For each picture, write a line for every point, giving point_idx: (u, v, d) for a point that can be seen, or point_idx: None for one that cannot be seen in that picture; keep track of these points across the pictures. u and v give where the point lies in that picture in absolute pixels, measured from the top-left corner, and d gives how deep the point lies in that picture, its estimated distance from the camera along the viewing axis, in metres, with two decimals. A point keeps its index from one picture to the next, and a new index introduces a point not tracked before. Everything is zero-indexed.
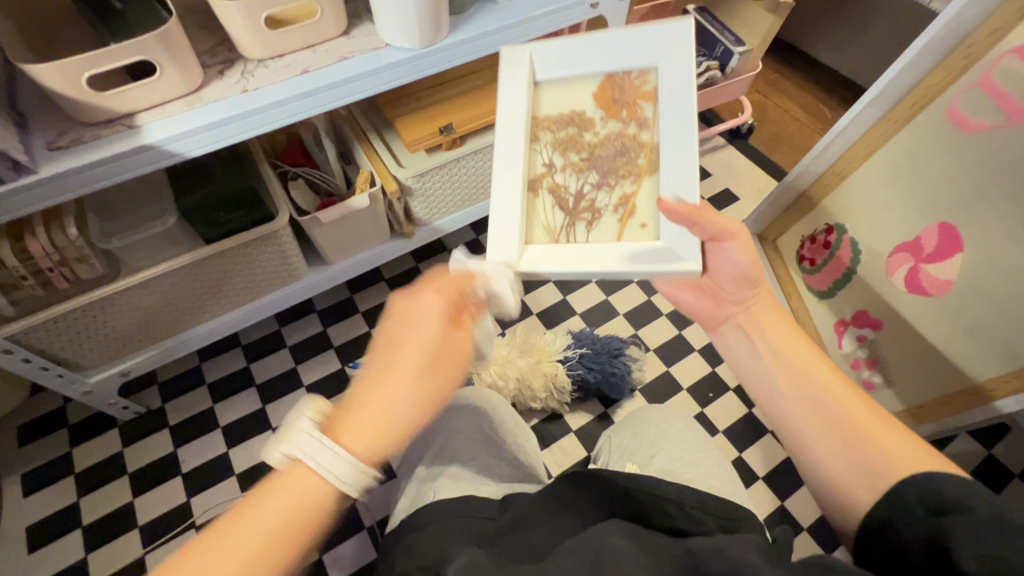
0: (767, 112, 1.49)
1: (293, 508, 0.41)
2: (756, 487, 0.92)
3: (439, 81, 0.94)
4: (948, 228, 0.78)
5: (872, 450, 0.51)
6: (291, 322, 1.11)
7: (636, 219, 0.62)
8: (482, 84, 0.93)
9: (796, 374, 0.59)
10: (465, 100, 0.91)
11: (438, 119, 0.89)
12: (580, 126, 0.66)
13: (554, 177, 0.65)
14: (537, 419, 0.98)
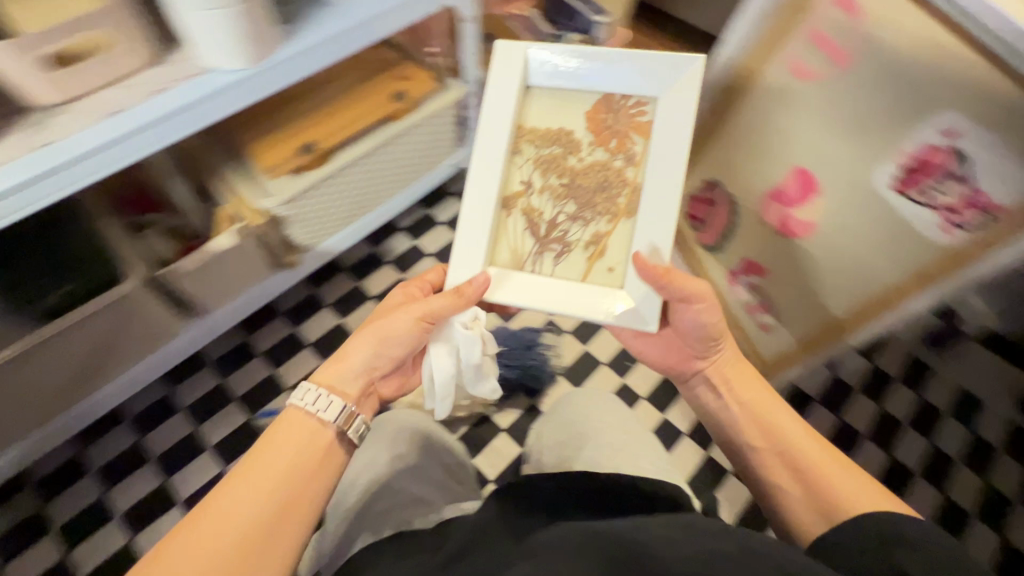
0: None
1: (290, 449, 0.55)
2: (682, 443, 0.96)
3: (289, 96, 0.87)
4: (804, 172, 0.82)
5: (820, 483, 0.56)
6: (181, 381, 0.99)
7: (603, 261, 0.62)
8: (337, 95, 0.88)
9: (764, 427, 0.62)
10: (322, 114, 0.85)
11: (296, 138, 0.83)
12: (564, 146, 0.65)
13: (531, 198, 0.65)
14: (466, 427, 0.96)
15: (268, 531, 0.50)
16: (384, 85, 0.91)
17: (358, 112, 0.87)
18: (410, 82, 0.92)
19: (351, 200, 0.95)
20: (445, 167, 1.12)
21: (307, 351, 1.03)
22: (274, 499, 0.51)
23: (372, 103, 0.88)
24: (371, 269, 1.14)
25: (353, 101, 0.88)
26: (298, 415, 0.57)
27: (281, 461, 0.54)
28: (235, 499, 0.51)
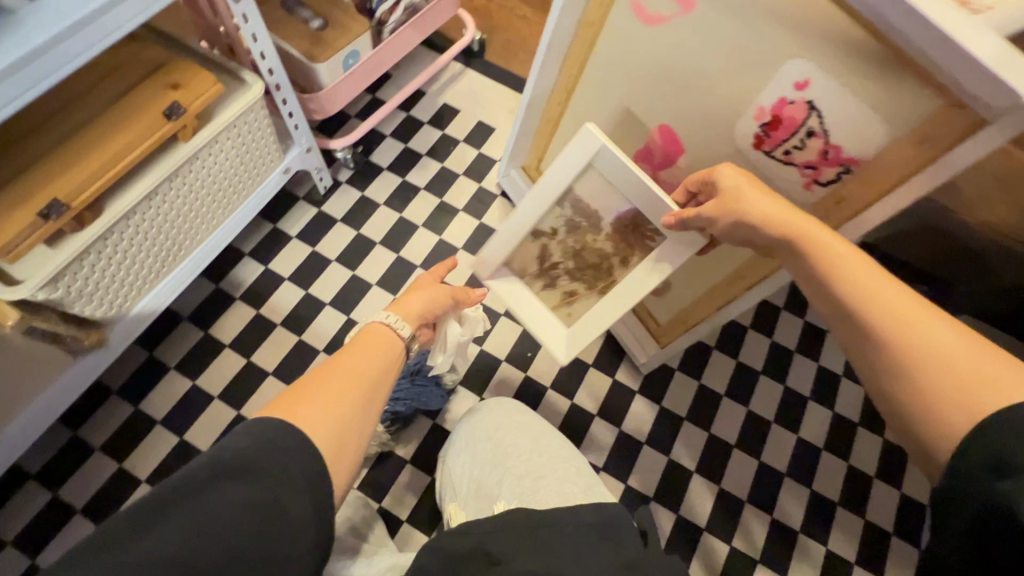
0: (493, 17, 1.35)
1: (370, 350, 0.54)
2: (595, 425, 0.94)
3: (13, 140, 0.64)
4: (667, 130, 0.75)
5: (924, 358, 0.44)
6: (1, 508, 0.80)
7: (567, 307, 0.79)
8: (84, 126, 0.66)
9: (884, 309, 0.46)
10: (64, 158, 0.63)
11: (34, 200, 0.60)
12: (593, 224, 0.74)
13: (551, 239, 0.77)
14: (366, 470, 0.87)
15: (361, 415, 0.49)
16: (146, 101, 0.68)
17: (117, 144, 0.65)
18: (184, 89, 0.70)
19: (153, 248, 0.76)
20: (275, 175, 0.92)
21: (158, 429, 0.87)
22: (366, 387, 0.51)
23: (135, 128, 0.66)
24: (217, 311, 0.96)
25: (108, 130, 0.66)
26: (377, 327, 0.57)
27: (367, 360, 0.53)
28: (336, 382, 0.49)
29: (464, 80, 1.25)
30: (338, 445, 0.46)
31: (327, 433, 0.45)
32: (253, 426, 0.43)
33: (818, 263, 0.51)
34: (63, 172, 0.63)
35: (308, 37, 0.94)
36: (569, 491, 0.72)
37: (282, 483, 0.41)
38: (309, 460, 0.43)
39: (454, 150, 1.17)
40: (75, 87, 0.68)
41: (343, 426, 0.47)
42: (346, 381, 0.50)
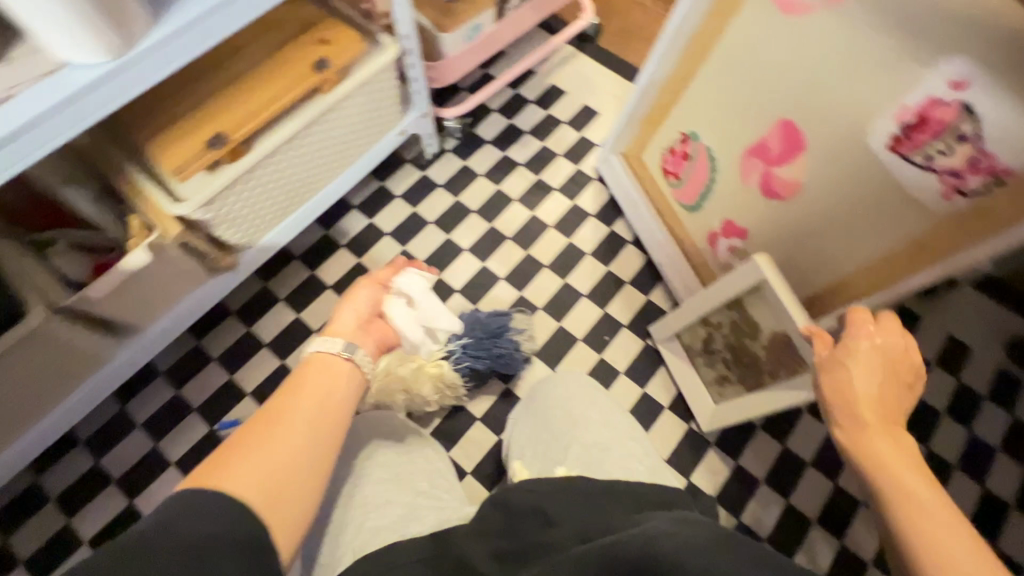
0: (610, 2, 1.35)
1: (327, 379, 0.59)
2: (663, 418, 0.93)
3: (192, 74, 0.74)
4: (789, 125, 0.74)
5: (953, 564, 0.43)
6: (134, 396, 0.93)
7: (719, 387, 0.89)
8: (250, 70, 0.74)
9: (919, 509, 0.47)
10: (230, 94, 0.72)
11: (205, 129, 0.70)
12: (752, 331, 0.81)
13: (716, 329, 0.87)
14: (438, 419, 0.92)
15: (304, 452, 0.53)
16: (301, 53, 0.76)
17: (274, 87, 0.73)
18: (333, 45, 0.77)
19: (283, 190, 0.84)
20: (393, 136, 0.98)
21: (264, 352, 0.96)
22: (306, 420, 0.55)
23: (290, 76, 0.74)
24: (325, 255, 1.04)
25: (268, 75, 0.74)
26: (320, 359, 0.61)
27: (325, 387, 0.58)
28: (272, 432, 0.52)
29: (574, 63, 1.27)
30: (273, 499, 0.49)
31: (260, 477, 0.49)
32: (168, 504, 0.45)
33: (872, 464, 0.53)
34: (228, 109, 0.71)
35: (439, 8, 0.98)
36: (632, 469, 0.74)
37: (220, 528, 0.44)
38: (236, 521, 0.45)
39: (557, 130, 1.19)
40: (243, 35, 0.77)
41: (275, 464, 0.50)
42: (285, 416, 0.54)
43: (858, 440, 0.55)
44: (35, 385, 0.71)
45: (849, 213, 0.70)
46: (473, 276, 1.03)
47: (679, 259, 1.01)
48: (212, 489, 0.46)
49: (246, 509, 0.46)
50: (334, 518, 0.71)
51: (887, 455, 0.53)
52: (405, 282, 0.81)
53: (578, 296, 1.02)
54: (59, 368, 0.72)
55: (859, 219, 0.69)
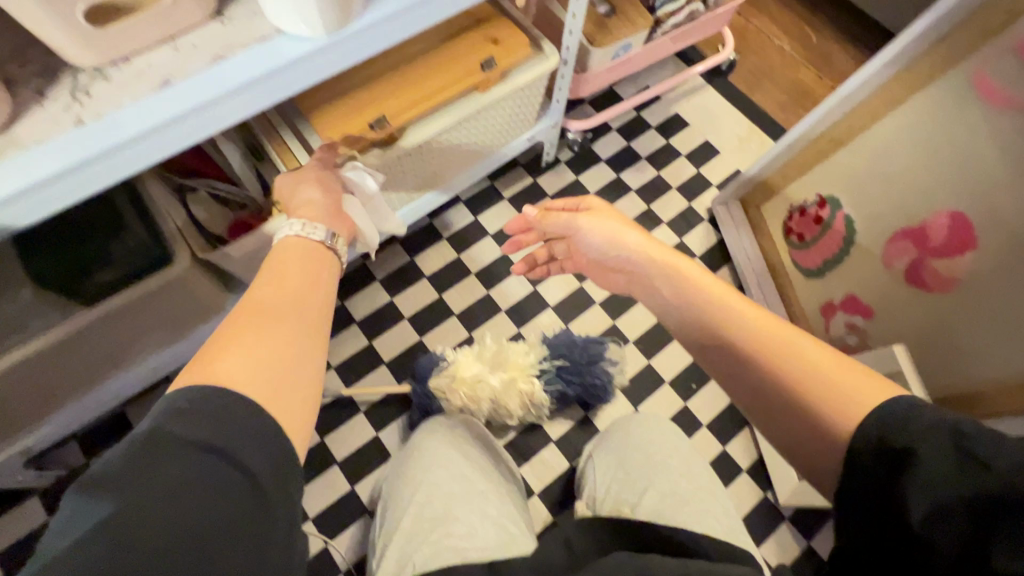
0: (748, 40, 1.31)
1: (275, 273, 0.51)
2: (739, 480, 0.91)
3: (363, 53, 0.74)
4: (960, 220, 0.71)
5: (833, 383, 0.46)
6: None
7: None
8: (418, 56, 0.74)
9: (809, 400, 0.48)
10: (396, 79, 0.72)
11: (367, 112, 0.69)
12: None
13: None
14: (514, 433, 0.91)
15: (295, 335, 0.47)
16: (469, 47, 0.74)
17: (437, 79, 0.72)
18: (502, 46, 0.75)
19: (416, 178, 0.84)
20: (522, 141, 0.96)
21: (354, 328, 0.97)
22: (293, 311, 0.48)
23: (453, 72, 0.73)
24: (426, 244, 1.04)
25: (434, 67, 0.73)
26: (292, 240, 0.55)
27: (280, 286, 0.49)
28: (264, 309, 0.47)
29: (702, 95, 1.23)
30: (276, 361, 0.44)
31: (259, 360, 0.43)
32: (184, 390, 0.39)
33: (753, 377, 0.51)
34: (394, 94, 0.71)
35: (595, 20, 0.96)
36: (711, 525, 0.70)
37: (252, 439, 0.39)
38: (258, 406, 0.40)
39: (674, 161, 1.16)
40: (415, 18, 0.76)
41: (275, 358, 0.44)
42: (271, 319, 0.46)
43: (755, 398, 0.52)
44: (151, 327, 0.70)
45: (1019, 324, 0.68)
46: (569, 295, 1.02)
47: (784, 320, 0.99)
48: (221, 369, 0.41)
49: (255, 390, 0.41)
50: (402, 522, 0.69)
51: (744, 357, 0.51)
52: (356, 172, 0.67)
53: (672, 337, 1.00)
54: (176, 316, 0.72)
55: None
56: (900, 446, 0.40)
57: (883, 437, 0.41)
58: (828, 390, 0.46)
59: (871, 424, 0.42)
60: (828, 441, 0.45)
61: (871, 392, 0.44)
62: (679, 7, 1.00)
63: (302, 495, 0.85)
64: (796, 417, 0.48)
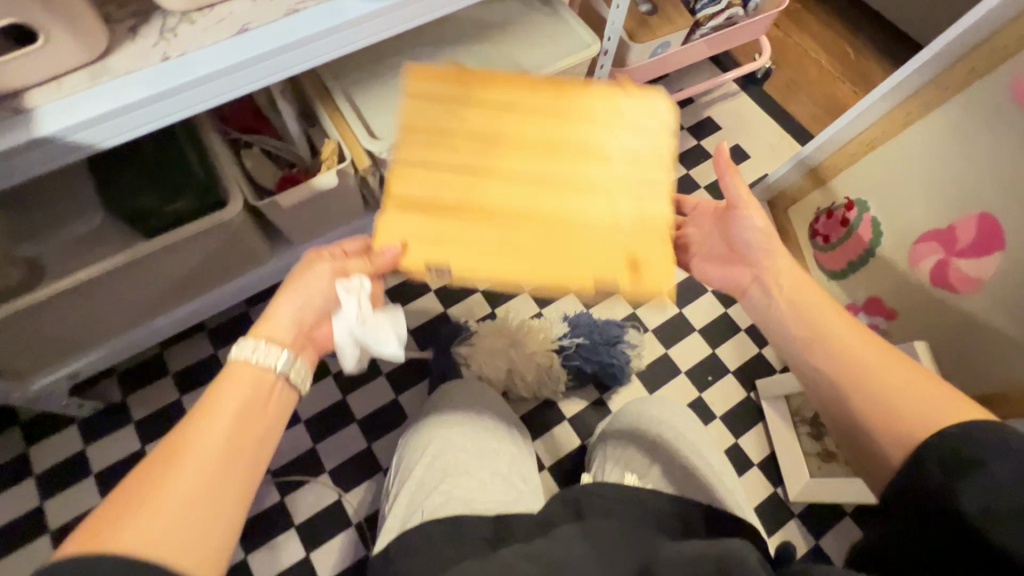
0: (785, 52, 1.33)
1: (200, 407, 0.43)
2: (750, 474, 0.91)
3: (467, 131, 0.58)
4: (989, 222, 0.71)
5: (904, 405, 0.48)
6: (260, 302, 0.97)
7: (820, 460, 0.87)
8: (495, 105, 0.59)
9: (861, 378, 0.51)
10: (486, 198, 0.56)
11: (439, 246, 0.54)
12: None
13: None
14: (529, 408, 0.94)
15: (208, 502, 0.39)
16: (598, 134, 0.59)
17: (550, 213, 0.56)
18: (642, 271, 0.54)
19: None
20: None
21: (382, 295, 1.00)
22: (210, 455, 0.41)
23: (579, 266, 0.54)
24: None
25: (549, 200, 0.56)
26: (237, 367, 0.46)
27: (220, 410, 0.43)
28: (178, 472, 0.39)
29: (736, 100, 1.25)
30: (174, 537, 0.37)
31: (150, 538, 0.36)
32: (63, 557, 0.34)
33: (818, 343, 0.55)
34: (476, 148, 0.58)
35: (636, 18, 0.99)
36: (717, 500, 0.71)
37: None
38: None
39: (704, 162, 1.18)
40: (543, 92, 0.60)
41: (182, 509, 0.38)
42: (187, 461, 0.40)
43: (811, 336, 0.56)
44: (198, 269, 0.75)
45: None
46: None
47: None
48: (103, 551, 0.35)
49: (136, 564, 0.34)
50: (414, 471, 0.71)
51: (861, 364, 0.51)
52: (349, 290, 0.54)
53: (690, 329, 1.01)
54: (223, 260, 0.76)
55: None
56: (959, 457, 0.41)
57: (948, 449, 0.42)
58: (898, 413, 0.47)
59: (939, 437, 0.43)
60: (882, 432, 0.48)
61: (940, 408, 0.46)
62: (717, 11, 1.03)
63: (323, 448, 0.89)
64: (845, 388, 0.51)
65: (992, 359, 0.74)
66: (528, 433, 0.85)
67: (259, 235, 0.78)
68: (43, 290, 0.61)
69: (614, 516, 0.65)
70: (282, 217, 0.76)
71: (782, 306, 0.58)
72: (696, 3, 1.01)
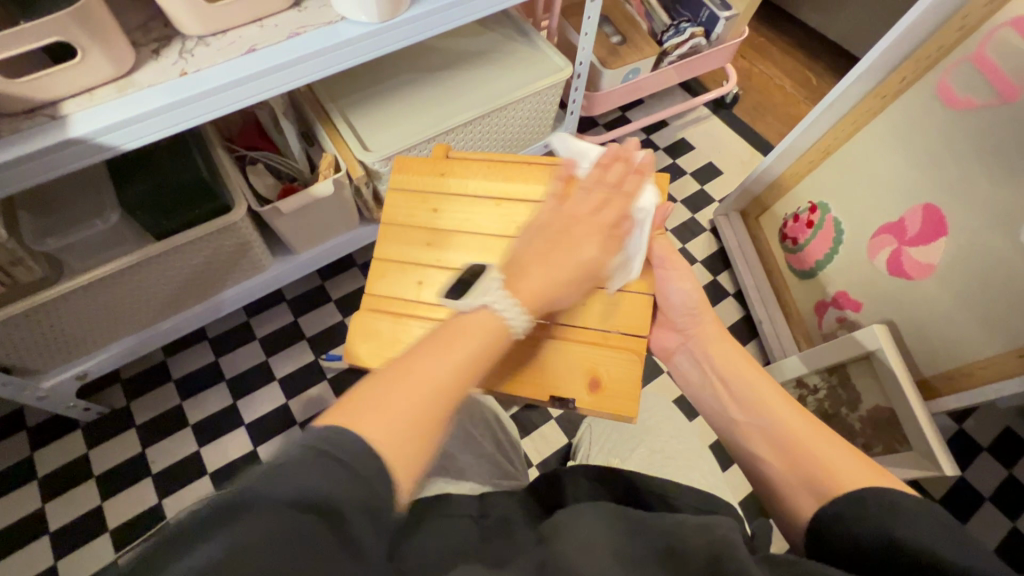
0: (752, 80, 1.44)
1: (552, 252, 0.46)
2: (733, 468, 0.93)
3: (444, 232, 0.68)
4: (932, 212, 0.77)
5: (805, 449, 0.48)
6: (260, 312, 1.03)
7: None
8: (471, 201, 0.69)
9: (777, 437, 0.50)
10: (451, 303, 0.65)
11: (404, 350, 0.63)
12: (851, 401, 0.86)
13: (812, 399, 0.93)
14: (517, 407, 0.97)
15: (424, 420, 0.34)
16: None
17: None
18: (603, 392, 0.60)
19: None
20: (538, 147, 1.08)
21: None
22: (427, 391, 0.35)
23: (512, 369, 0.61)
24: None
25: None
26: (517, 290, 0.43)
27: (557, 272, 0.45)
28: (418, 372, 0.36)
29: (708, 123, 1.35)
30: (400, 435, 0.33)
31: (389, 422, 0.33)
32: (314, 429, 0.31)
33: (744, 395, 0.55)
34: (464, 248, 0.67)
35: (607, 47, 1.09)
36: None
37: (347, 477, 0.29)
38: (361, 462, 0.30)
39: (679, 179, 1.26)
40: (519, 193, 0.69)
41: (395, 424, 0.33)
42: (396, 393, 0.34)
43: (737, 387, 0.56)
44: (204, 271, 0.81)
45: (995, 304, 0.72)
46: None
47: (780, 319, 1.05)
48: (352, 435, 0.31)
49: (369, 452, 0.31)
50: None
51: (785, 426, 0.51)
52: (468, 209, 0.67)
53: None
54: (228, 264, 0.82)
55: (1004, 308, 0.71)
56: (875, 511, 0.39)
57: (857, 512, 0.40)
58: (801, 450, 0.48)
59: (842, 499, 0.42)
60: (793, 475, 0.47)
61: (853, 464, 0.45)
62: (680, 41, 1.13)
63: None
64: (766, 441, 0.51)
65: (951, 339, 0.78)
66: (514, 428, 0.86)
67: (262, 243, 0.85)
68: (70, 281, 0.68)
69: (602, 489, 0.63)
70: (284, 225, 0.83)
71: (719, 385, 0.58)
72: (662, 35, 1.14)
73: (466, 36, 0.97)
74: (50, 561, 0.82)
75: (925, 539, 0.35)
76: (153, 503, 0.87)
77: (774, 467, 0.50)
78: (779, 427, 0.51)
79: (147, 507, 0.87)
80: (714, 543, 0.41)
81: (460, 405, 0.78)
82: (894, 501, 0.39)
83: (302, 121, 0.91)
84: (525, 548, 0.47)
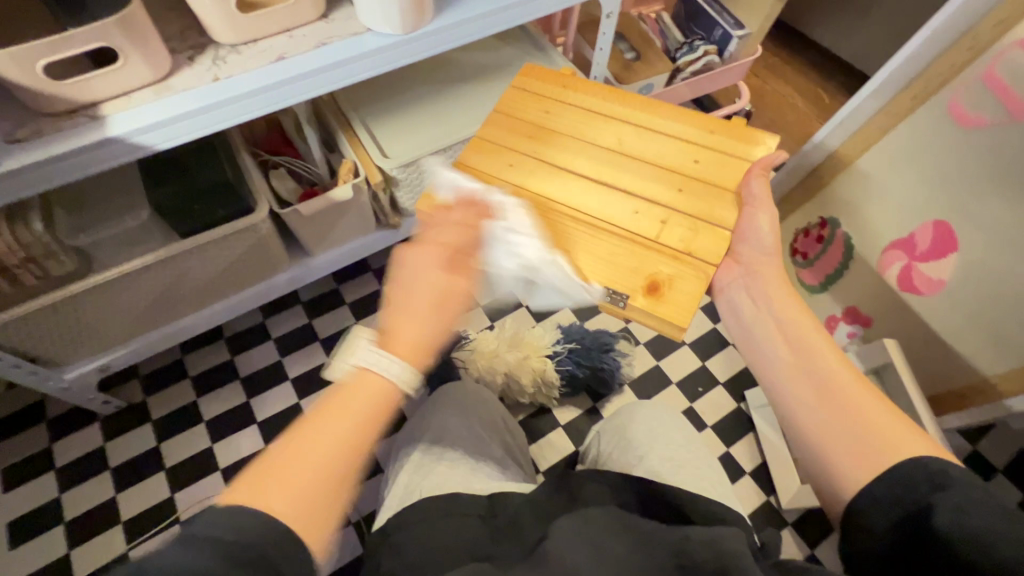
0: (765, 98, 1.46)
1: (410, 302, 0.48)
2: (742, 482, 0.93)
3: (551, 129, 0.68)
4: (943, 227, 0.77)
5: (872, 424, 0.45)
6: (275, 314, 1.05)
7: None
8: (583, 108, 0.70)
9: (838, 396, 0.47)
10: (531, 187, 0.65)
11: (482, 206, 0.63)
12: None
13: None
14: (524, 414, 0.98)
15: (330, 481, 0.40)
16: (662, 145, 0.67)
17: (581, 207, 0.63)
18: (660, 298, 0.57)
19: None
20: None
21: None
22: (319, 456, 0.40)
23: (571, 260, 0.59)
24: None
25: (598, 196, 0.64)
26: (393, 347, 0.46)
27: (416, 314, 0.47)
28: (303, 438, 0.41)
29: None
30: (304, 505, 0.38)
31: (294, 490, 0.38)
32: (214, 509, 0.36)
33: (810, 343, 0.51)
34: (561, 147, 0.67)
35: (621, 62, 1.12)
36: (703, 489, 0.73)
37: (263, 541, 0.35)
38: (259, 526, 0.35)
39: None
40: (631, 117, 0.69)
41: (299, 494, 0.38)
42: (306, 458, 0.40)
43: (801, 331, 0.52)
44: (227, 270, 0.83)
45: (1009, 320, 0.71)
46: None
47: None
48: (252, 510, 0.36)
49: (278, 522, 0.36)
50: (413, 455, 0.71)
51: (839, 382, 0.48)
52: (583, 126, 0.68)
53: (681, 343, 1.06)
54: (249, 264, 0.85)
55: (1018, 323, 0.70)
56: (922, 496, 0.39)
57: (908, 498, 0.40)
58: (859, 420, 0.45)
59: (890, 477, 0.41)
60: (851, 436, 0.45)
61: (912, 439, 0.43)
62: (693, 59, 1.16)
63: None
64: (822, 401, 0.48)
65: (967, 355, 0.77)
66: (523, 436, 0.87)
67: (281, 245, 0.87)
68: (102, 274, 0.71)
69: (609, 494, 0.64)
70: (305, 226, 0.85)
71: (770, 323, 0.55)
72: (676, 52, 1.18)
73: (484, 49, 1.00)
74: (64, 551, 0.84)
75: (976, 524, 0.35)
76: (165, 497, 0.88)
77: (828, 421, 0.47)
78: (845, 389, 0.48)
79: (159, 500, 0.88)
80: (722, 551, 0.41)
81: (466, 407, 0.79)
82: (936, 473, 0.39)
83: (324, 129, 0.95)
84: (528, 548, 0.48)
